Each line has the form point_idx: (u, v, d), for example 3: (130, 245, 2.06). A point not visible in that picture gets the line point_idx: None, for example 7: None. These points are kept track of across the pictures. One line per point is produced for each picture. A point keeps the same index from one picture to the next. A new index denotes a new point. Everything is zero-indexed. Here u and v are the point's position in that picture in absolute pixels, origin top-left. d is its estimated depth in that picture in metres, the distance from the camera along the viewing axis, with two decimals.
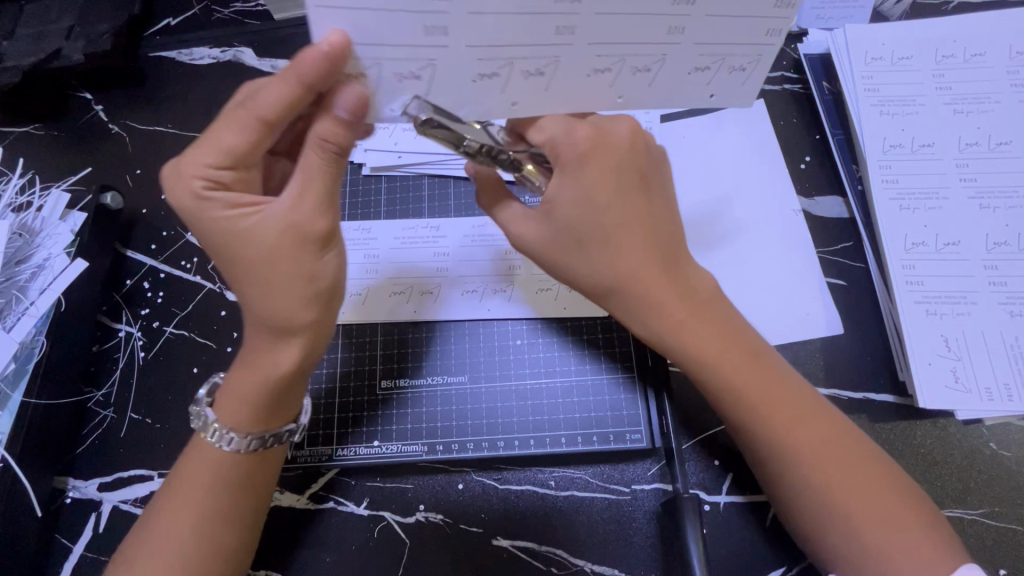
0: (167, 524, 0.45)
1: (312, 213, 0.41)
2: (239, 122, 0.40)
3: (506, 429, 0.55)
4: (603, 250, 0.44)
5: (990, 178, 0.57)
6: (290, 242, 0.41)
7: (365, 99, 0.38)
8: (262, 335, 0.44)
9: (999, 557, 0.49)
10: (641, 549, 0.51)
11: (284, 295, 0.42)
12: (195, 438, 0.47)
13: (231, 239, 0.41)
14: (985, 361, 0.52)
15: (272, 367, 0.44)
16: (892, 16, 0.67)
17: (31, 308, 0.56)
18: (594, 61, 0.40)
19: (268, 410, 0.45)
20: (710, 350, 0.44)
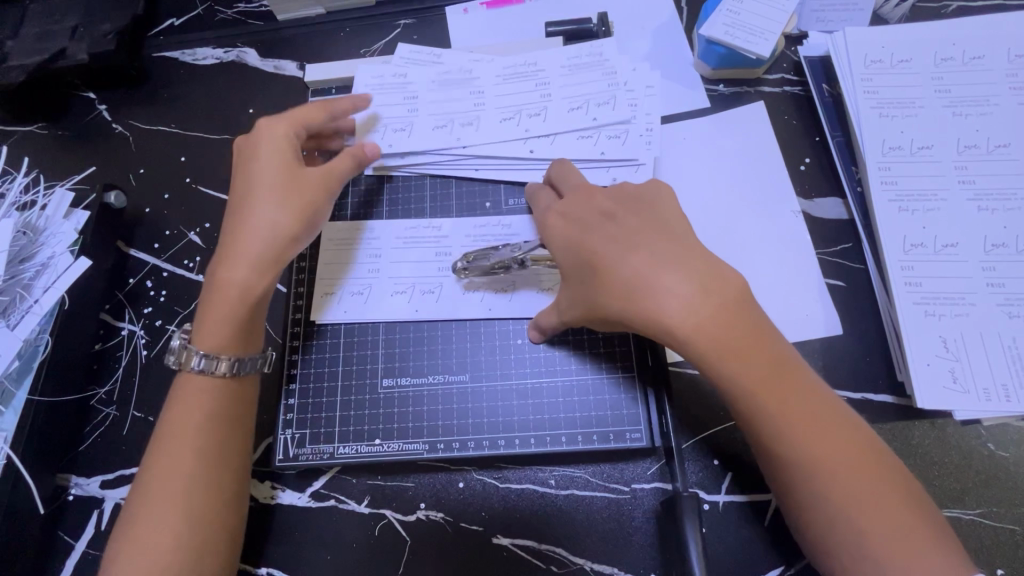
0: (159, 484, 0.45)
1: (336, 181, 0.55)
2: (319, 106, 0.59)
3: (507, 427, 0.55)
4: (611, 266, 0.45)
5: (989, 181, 0.57)
6: (311, 188, 0.53)
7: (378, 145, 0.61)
8: (249, 247, 0.50)
9: (995, 556, 0.50)
10: (640, 547, 0.52)
11: (284, 210, 0.51)
12: (182, 380, 0.49)
13: (269, 167, 0.52)
14: (983, 362, 0.52)
15: (250, 285, 0.49)
16: (892, 19, 0.67)
17: (35, 306, 0.56)
18: None
19: (250, 329, 0.50)
20: (732, 353, 0.41)
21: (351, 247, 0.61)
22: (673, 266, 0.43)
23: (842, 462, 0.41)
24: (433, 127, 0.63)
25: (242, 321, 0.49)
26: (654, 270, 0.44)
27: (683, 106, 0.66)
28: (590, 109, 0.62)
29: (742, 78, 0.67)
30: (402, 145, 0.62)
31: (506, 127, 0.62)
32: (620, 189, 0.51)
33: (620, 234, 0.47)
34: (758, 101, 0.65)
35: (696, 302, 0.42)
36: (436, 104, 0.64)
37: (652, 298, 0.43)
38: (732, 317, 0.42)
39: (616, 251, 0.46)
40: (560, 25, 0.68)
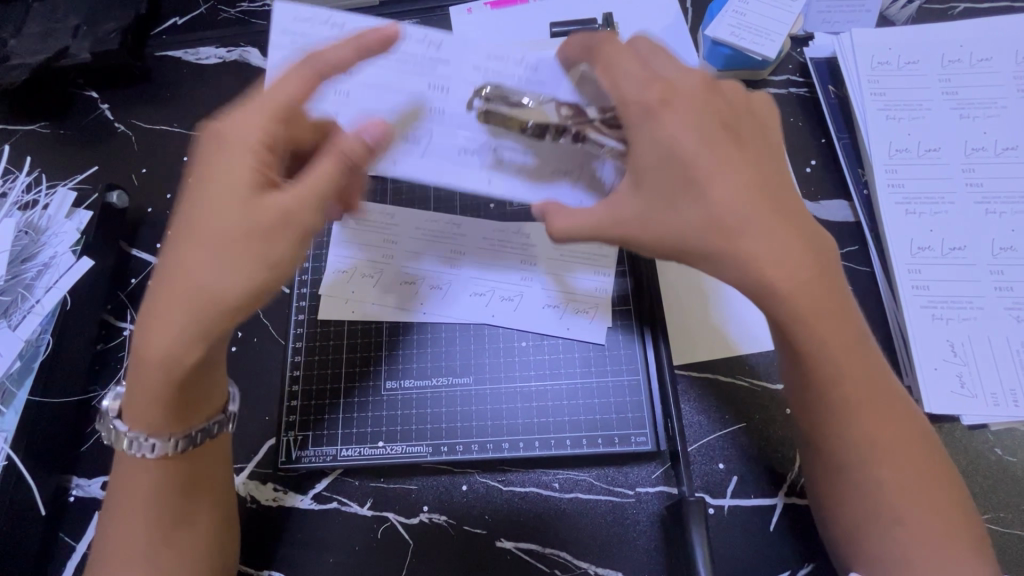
0: (117, 546, 0.44)
1: (309, 207, 0.42)
2: (303, 77, 0.44)
3: (512, 430, 0.55)
4: (704, 196, 0.41)
5: (997, 184, 0.57)
6: (273, 225, 0.41)
7: (385, 128, 0.45)
8: (182, 302, 0.40)
9: (1004, 562, 0.49)
10: (645, 552, 0.51)
11: (227, 259, 0.40)
12: (118, 452, 0.45)
13: (225, 188, 0.41)
14: (991, 365, 0.52)
15: (171, 356, 0.39)
16: (898, 20, 0.67)
17: (37, 306, 0.56)
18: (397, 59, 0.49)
19: (183, 404, 0.43)
20: (818, 318, 0.40)
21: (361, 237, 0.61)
22: (776, 213, 0.41)
23: (896, 444, 0.42)
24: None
25: (167, 401, 0.41)
26: (754, 216, 0.40)
27: None
28: None
29: (748, 79, 0.66)
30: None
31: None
32: (720, 91, 0.45)
33: (713, 160, 0.41)
34: None
35: (792, 263, 0.40)
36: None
37: (745, 245, 0.40)
38: (824, 283, 0.41)
39: (723, 177, 0.41)
40: (565, 26, 0.68)
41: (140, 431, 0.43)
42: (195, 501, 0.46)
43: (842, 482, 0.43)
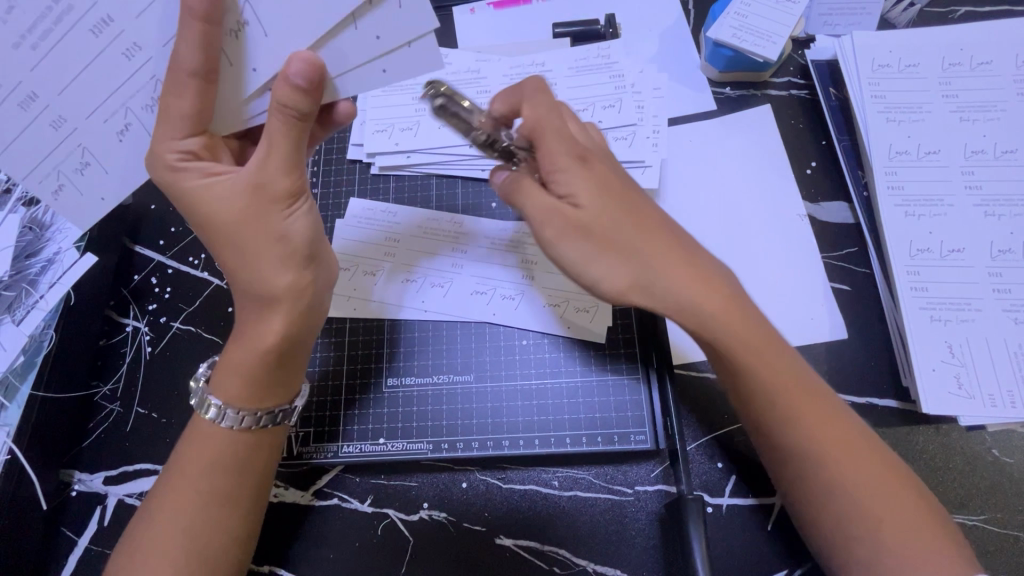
0: (161, 527, 0.44)
1: (274, 173, 0.43)
2: (178, 86, 0.40)
3: (512, 428, 0.55)
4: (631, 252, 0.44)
5: (996, 186, 0.57)
6: (255, 206, 0.43)
7: (314, 62, 0.40)
8: (256, 306, 0.46)
9: (1001, 563, 0.50)
10: (642, 550, 0.52)
11: (258, 253, 0.44)
12: (195, 416, 0.47)
13: (202, 207, 0.44)
14: (989, 368, 0.52)
15: (259, 341, 0.45)
16: (899, 24, 0.67)
17: (41, 301, 0.56)
18: (104, 117, 0.43)
19: (267, 385, 0.46)
20: (753, 354, 0.43)
21: (368, 229, 0.62)
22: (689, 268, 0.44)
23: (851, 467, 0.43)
24: (117, 133, 0.44)
25: (259, 380, 0.46)
26: (672, 264, 0.44)
27: (691, 109, 0.66)
28: (595, 111, 0.64)
29: (749, 81, 0.67)
30: (111, 186, 0.45)
31: (158, 52, 0.42)
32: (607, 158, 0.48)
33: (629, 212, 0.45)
34: (764, 105, 0.66)
35: (706, 287, 0.43)
36: (76, 94, 0.42)
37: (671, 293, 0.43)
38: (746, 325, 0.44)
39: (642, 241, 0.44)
40: (567, 27, 0.69)
41: (220, 398, 0.46)
42: (245, 489, 0.47)
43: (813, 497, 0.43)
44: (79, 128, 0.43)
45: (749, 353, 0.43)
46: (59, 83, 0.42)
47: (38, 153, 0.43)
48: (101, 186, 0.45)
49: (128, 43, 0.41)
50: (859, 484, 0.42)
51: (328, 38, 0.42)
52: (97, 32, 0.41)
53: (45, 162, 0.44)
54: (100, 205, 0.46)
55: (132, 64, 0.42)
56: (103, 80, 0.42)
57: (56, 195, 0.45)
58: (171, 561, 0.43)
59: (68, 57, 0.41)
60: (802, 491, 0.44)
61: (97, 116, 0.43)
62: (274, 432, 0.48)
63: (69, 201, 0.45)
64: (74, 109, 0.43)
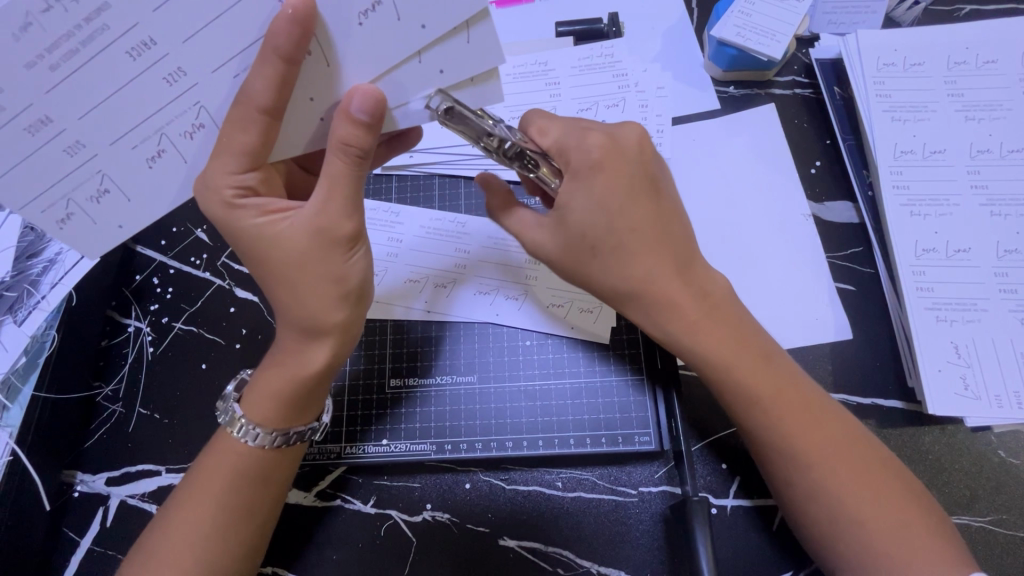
0: (174, 534, 0.44)
1: (339, 215, 0.42)
2: (244, 119, 0.39)
3: (516, 429, 0.55)
4: (619, 257, 0.46)
5: (1002, 186, 0.57)
6: (319, 247, 0.43)
7: (376, 95, 0.39)
8: (293, 335, 0.45)
9: (1006, 564, 0.49)
10: (647, 551, 0.51)
11: (314, 294, 0.44)
12: (220, 434, 0.47)
13: (263, 244, 0.43)
14: (996, 369, 0.52)
15: (304, 367, 0.45)
16: (903, 22, 0.67)
17: (43, 302, 0.56)
18: (132, 143, 0.40)
19: (297, 408, 0.46)
20: (729, 355, 0.45)
21: (371, 228, 0.62)
22: (675, 273, 0.46)
23: (842, 471, 0.43)
24: (146, 160, 0.41)
25: (289, 401, 0.46)
26: (660, 270, 0.46)
27: (695, 108, 0.65)
28: (599, 111, 0.64)
29: (754, 80, 0.66)
30: (131, 211, 0.42)
31: (206, 79, 0.39)
32: (628, 148, 0.47)
33: (636, 216, 0.46)
34: (769, 105, 0.65)
35: (689, 294, 0.46)
36: (103, 119, 0.38)
37: (654, 296, 0.46)
38: (728, 333, 0.46)
39: (635, 244, 0.46)
40: (570, 25, 0.69)
41: (251, 420, 0.46)
42: (259, 497, 0.46)
43: (815, 500, 0.43)
44: (101, 154, 0.40)
45: (731, 355, 0.45)
46: (81, 108, 0.38)
47: (51, 177, 0.39)
48: (118, 214, 0.42)
49: (171, 68, 0.37)
50: (854, 492, 0.43)
51: (393, 70, 0.40)
52: (137, 54, 0.37)
53: (58, 189, 0.40)
54: (118, 234, 0.43)
55: (173, 90, 0.38)
56: (138, 105, 0.38)
57: (64, 223, 0.41)
58: (185, 564, 0.43)
59: (98, 78, 0.37)
60: (795, 490, 0.44)
61: (123, 141, 0.39)
62: (293, 450, 0.48)
63: (81, 228, 0.42)
64: (96, 136, 0.39)
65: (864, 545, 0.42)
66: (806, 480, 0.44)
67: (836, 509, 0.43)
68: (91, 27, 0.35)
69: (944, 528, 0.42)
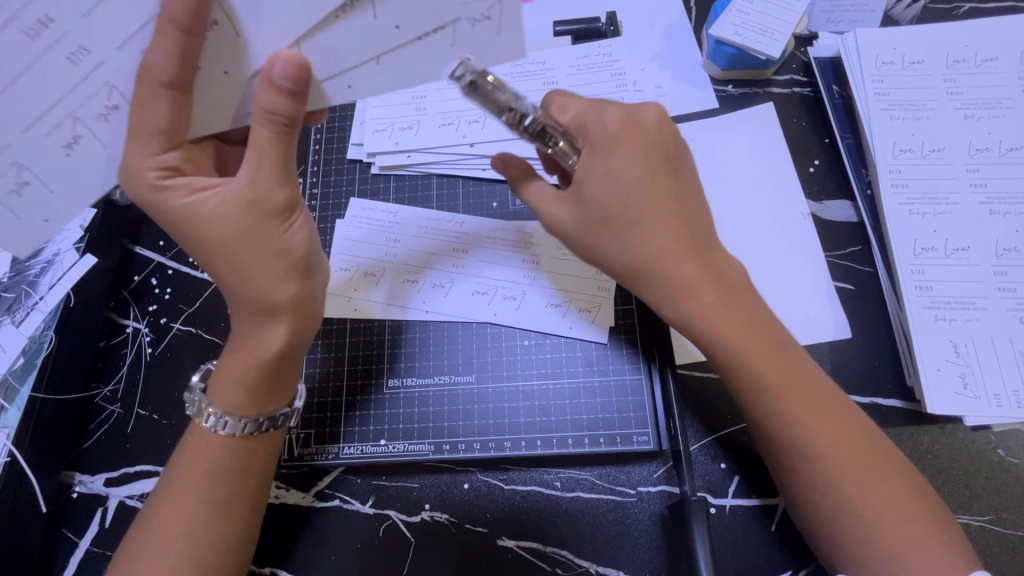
0: (164, 529, 0.44)
1: (270, 187, 0.43)
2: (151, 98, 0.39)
3: (514, 428, 0.55)
4: (633, 233, 0.46)
5: (1001, 184, 0.57)
6: (253, 221, 0.44)
7: (297, 61, 0.39)
8: (250, 317, 0.46)
9: (1007, 564, 0.49)
10: (646, 551, 0.51)
11: (258, 268, 0.44)
12: (191, 426, 0.47)
13: (194, 223, 0.44)
14: (995, 367, 0.51)
15: (264, 348, 0.46)
16: (903, 21, 0.67)
17: (40, 303, 0.56)
18: (49, 131, 0.39)
19: (264, 391, 0.46)
20: (744, 336, 0.45)
21: (369, 228, 0.62)
22: (692, 252, 0.45)
23: (848, 461, 0.43)
24: (63, 148, 0.40)
25: (255, 385, 0.46)
26: (676, 248, 0.45)
27: (693, 107, 0.65)
28: None
29: (752, 79, 0.66)
30: (58, 205, 0.42)
31: (112, 56, 0.38)
32: (649, 128, 0.46)
33: (654, 194, 0.45)
34: (767, 104, 0.65)
35: (705, 274, 0.45)
36: (16, 106, 0.38)
37: (667, 275, 0.45)
38: (743, 316, 0.45)
39: (651, 222, 0.45)
40: (569, 25, 0.69)
41: (217, 407, 0.46)
42: (241, 490, 0.46)
43: (820, 495, 0.43)
44: (15, 145, 0.39)
45: (747, 337, 0.45)
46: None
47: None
48: (45, 207, 0.42)
49: (73, 48, 0.37)
50: (858, 483, 0.42)
51: (314, 33, 0.39)
52: (34, 34, 0.37)
53: None
54: (43, 228, 0.42)
55: (78, 70, 0.38)
56: (53, 90, 0.38)
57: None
58: (178, 558, 0.43)
59: (6, 64, 0.37)
60: (800, 479, 0.44)
61: (40, 129, 0.39)
62: (271, 437, 0.48)
63: (8, 224, 0.42)
64: (9, 124, 0.39)
65: (863, 536, 0.42)
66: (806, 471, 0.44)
67: (842, 500, 0.42)
68: None
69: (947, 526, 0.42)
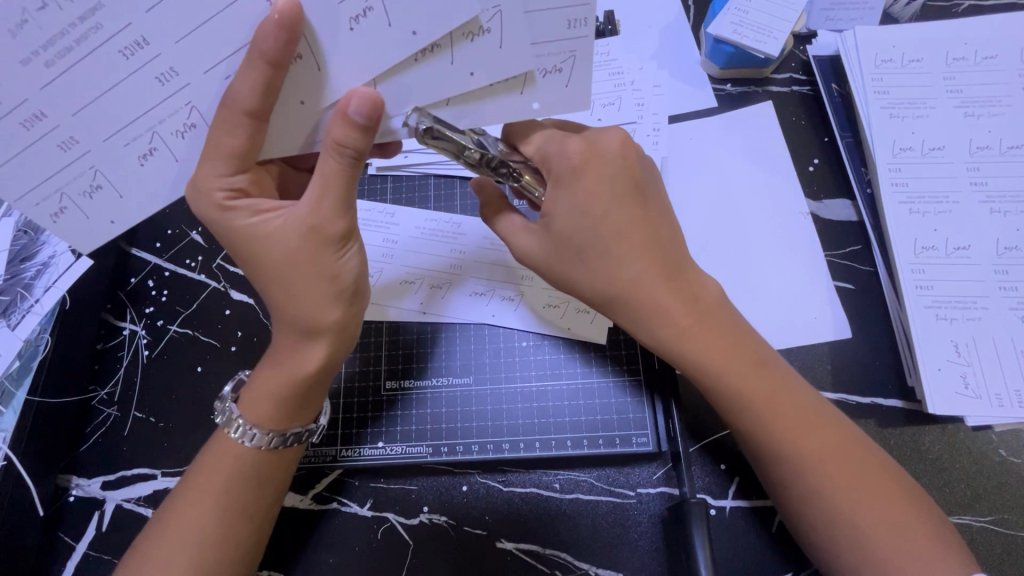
0: (175, 533, 0.44)
1: (329, 214, 0.42)
2: (228, 122, 0.39)
3: (512, 431, 0.54)
4: (606, 262, 0.46)
5: (1002, 183, 0.56)
6: (310, 247, 0.43)
7: (372, 98, 0.38)
8: (289, 334, 0.45)
9: (1006, 564, 0.49)
10: (645, 553, 0.51)
11: (307, 293, 0.43)
12: (217, 433, 0.47)
13: (254, 243, 0.43)
14: (995, 366, 0.51)
15: (301, 366, 0.45)
16: (902, 18, 0.66)
17: (36, 306, 0.56)
18: (127, 141, 0.39)
19: (296, 408, 0.46)
20: (719, 361, 0.45)
21: (366, 228, 0.61)
22: (663, 277, 0.45)
23: (838, 473, 0.43)
24: (138, 159, 0.40)
25: (289, 402, 0.46)
26: (647, 275, 0.45)
27: (691, 106, 0.65)
28: (595, 109, 0.64)
29: (751, 78, 0.66)
30: (125, 210, 0.42)
31: (197, 79, 0.38)
32: (614, 152, 0.46)
33: (623, 220, 0.45)
34: (766, 102, 0.65)
35: (676, 299, 0.45)
36: (96, 116, 0.38)
37: (642, 302, 0.45)
38: (721, 339, 0.45)
39: (622, 250, 0.45)
40: None
41: (247, 420, 0.46)
42: (257, 496, 0.46)
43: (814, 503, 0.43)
44: (93, 151, 0.39)
45: (722, 360, 0.45)
46: (77, 105, 0.37)
47: (43, 173, 0.39)
48: (117, 212, 0.41)
49: (163, 69, 0.37)
50: (851, 493, 0.42)
51: (394, 72, 0.39)
52: (129, 53, 0.36)
53: (49, 185, 0.39)
54: (110, 230, 0.42)
55: (165, 89, 0.38)
56: (128, 107, 0.38)
57: (57, 218, 0.41)
58: (183, 565, 0.43)
59: (87, 79, 0.37)
60: (792, 490, 0.44)
61: (117, 139, 0.39)
62: (291, 452, 0.48)
63: (75, 226, 0.41)
64: (89, 132, 0.38)
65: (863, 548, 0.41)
66: (795, 484, 0.43)
67: (836, 511, 0.42)
68: (85, 26, 0.35)
69: (945, 531, 0.42)
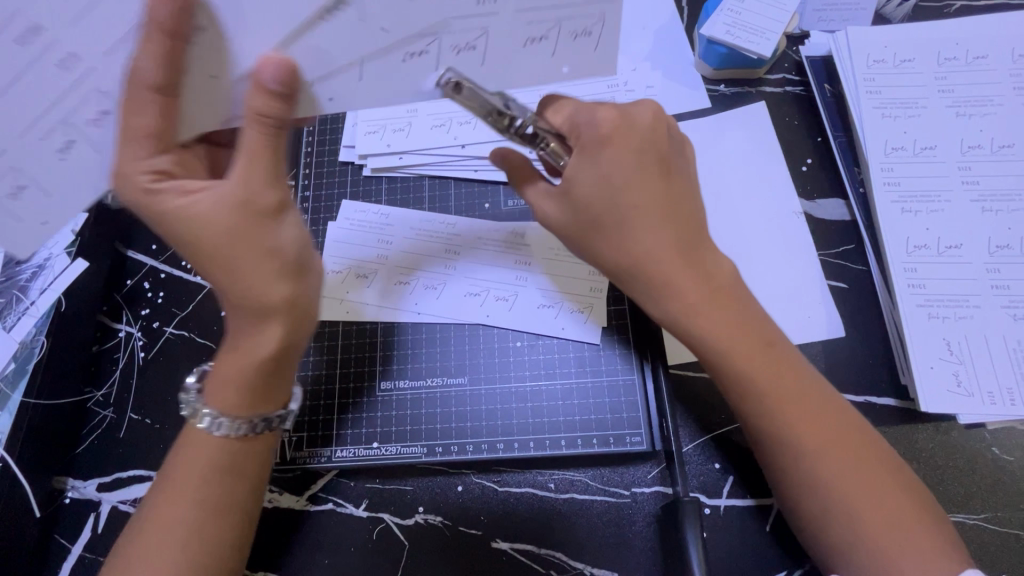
0: (155, 540, 0.43)
1: (260, 187, 0.41)
2: (142, 103, 0.38)
3: (507, 430, 0.55)
4: (623, 235, 0.44)
5: (992, 181, 0.57)
6: (241, 221, 0.41)
7: (286, 65, 0.38)
8: (241, 317, 0.44)
9: (1000, 562, 0.49)
10: (640, 552, 0.51)
11: (252, 270, 0.42)
12: (186, 429, 0.47)
13: (189, 226, 0.41)
14: (987, 364, 0.51)
15: (256, 348, 0.44)
16: (894, 18, 0.67)
17: (31, 308, 0.56)
18: (38, 134, 0.39)
19: (261, 392, 0.45)
20: (735, 340, 0.44)
21: (361, 229, 0.62)
22: (684, 254, 0.44)
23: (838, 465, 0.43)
24: (55, 153, 0.40)
25: (257, 386, 0.45)
26: (669, 250, 0.44)
27: (685, 107, 0.65)
28: None
29: (744, 78, 0.66)
30: (46, 208, 0.42)
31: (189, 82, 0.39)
32: (643, 125, 0.44)
33: (644, 196, 0.44)
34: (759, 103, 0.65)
35: (697, 276, 0.44)
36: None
37: (659, 276, 0.44)
38: (739, 320, 0.45)
39: (642, 223, 0.44)
40: None
41: (212, 408, 0.45)
42: (235, 490, 0.46)
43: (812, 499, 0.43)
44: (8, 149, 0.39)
45: (740, 339, 0.44)
46: None
47: None
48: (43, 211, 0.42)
49: (62, 54, 0.37)
50: (849, 486, 0.42)
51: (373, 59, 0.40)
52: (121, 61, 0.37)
53: None
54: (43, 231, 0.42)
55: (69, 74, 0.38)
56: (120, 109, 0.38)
57: None
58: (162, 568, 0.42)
59: None
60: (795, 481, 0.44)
61: (38, 131, 0.39)
62: (265, 438, 0.47)
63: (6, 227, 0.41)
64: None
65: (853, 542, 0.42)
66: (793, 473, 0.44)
67: (838, 502, 0.42)
68: None
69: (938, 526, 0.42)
